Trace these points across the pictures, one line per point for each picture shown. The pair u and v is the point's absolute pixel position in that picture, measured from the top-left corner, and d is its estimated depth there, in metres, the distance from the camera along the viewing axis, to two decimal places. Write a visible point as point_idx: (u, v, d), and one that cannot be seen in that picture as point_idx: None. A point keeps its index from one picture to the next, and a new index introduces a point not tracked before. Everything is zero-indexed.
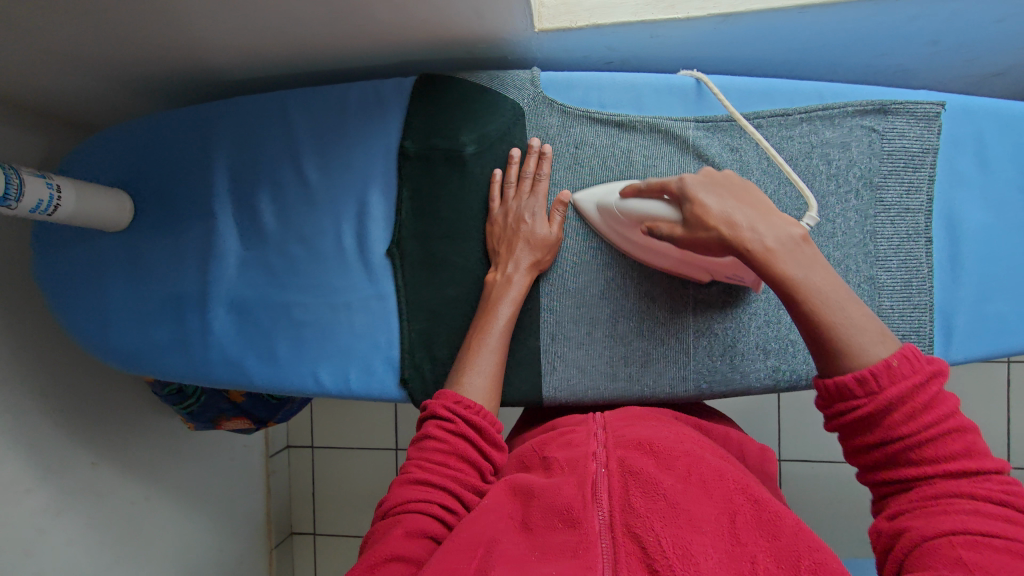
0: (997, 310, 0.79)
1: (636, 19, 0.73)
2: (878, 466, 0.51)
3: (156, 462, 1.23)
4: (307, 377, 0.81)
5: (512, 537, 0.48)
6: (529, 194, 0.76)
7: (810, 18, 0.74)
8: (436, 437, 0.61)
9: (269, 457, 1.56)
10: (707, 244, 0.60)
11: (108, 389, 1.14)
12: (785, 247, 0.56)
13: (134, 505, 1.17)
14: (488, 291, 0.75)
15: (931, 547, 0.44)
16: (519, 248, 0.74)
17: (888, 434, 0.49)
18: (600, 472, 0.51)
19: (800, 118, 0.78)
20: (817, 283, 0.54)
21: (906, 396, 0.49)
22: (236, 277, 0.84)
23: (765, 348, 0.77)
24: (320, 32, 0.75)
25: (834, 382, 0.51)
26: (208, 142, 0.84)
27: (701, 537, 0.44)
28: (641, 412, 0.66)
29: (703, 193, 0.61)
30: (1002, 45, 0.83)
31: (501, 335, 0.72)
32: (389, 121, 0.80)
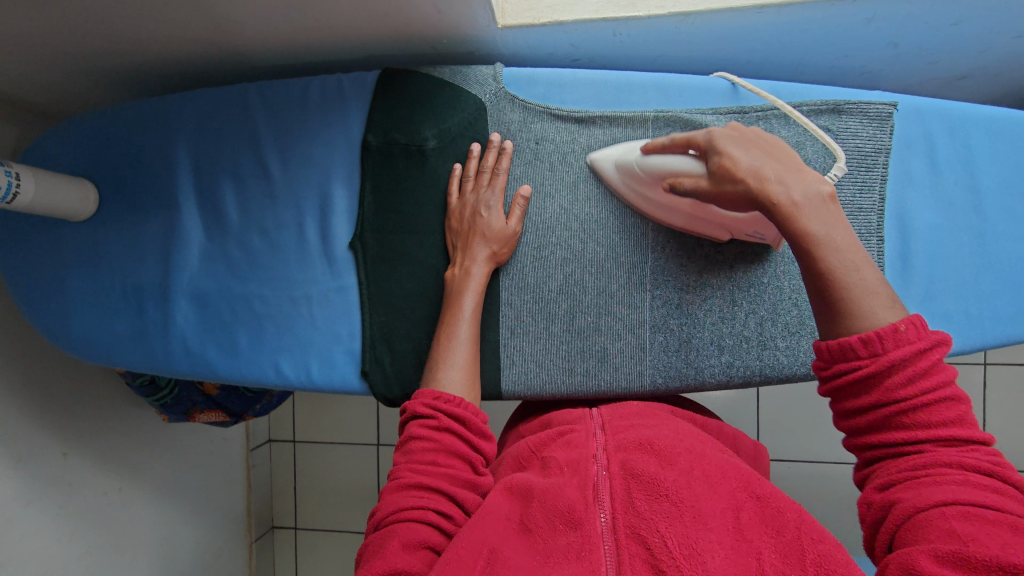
0: (944, 312, 0.71)
1: (597, 17, 0.73)
2: (866, 430, 0.48)
3: (128, 456, 1.21)
4: (268, 369, 0.79)
5: (511, 541, 0.45)
6: (494, 186, 0.73)
7: (769, 18, 0.74)
8: (421, 437, 0.58)
9: (250, 450, 1.54)
10: (734, 198, 0.57)
11: (79, 381, 1.11)
12: (810, 205, 0.53)
13: (107, 496, 1.14)
14: (448, 287, 0.72)
15: (930, 518, 0.41)
16: (475, 244, 0.71)
17: (885, 398, 0.46)
18: (601, 476, 0.48)
19: (756, 116, 0.72)
20: (835, 242, 0.51)
21: (909, 360, 0.46)
22: (198, 267, 0.81)
23: (720, 343, 0.72)
24: (279, 26, 0.73)
25: (839, 341, 0.48)
26: (168, 133, 0.82)
27: (708, 534, 0.41)
28: (644, 407, 0.63)
29: (731, 145, 0.58)
30: (962, 48, 0.82)
31: (470, 327, 0.69)
32: (350, 115, 0.78)
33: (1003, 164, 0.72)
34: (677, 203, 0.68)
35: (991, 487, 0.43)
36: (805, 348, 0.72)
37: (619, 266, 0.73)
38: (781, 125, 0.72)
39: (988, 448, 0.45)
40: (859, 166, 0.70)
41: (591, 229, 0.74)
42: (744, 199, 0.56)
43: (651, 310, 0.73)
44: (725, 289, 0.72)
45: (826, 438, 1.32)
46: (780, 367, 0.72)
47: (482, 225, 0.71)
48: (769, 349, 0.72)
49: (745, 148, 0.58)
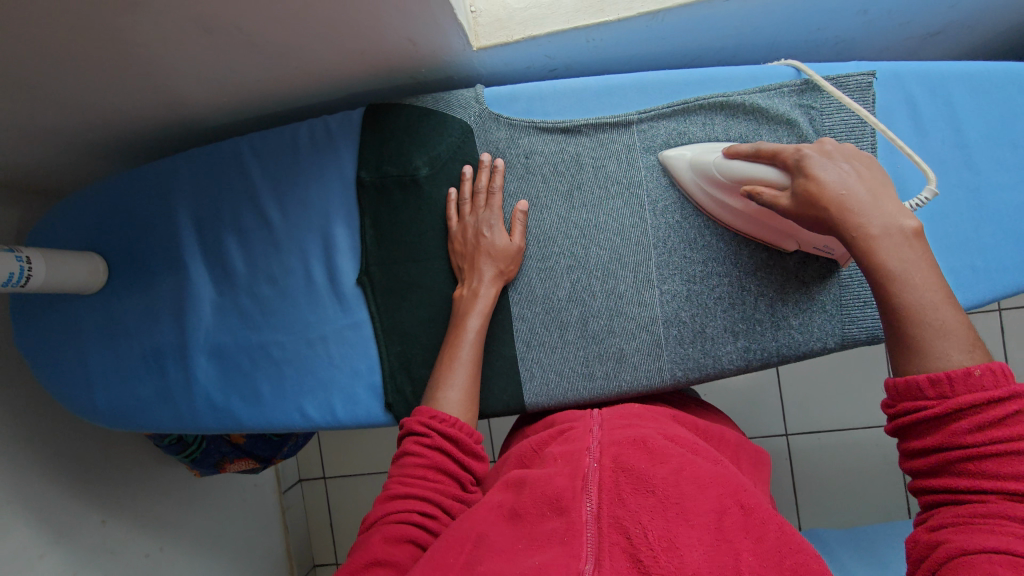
0: (948, 268, 0.72)
1: (569, 27, 0.75)
2: (930, 470, 0.48)
3: (166, 514, 1.22)
4: (293, 413, 0.80)
5: (498, 527, 0.47)
6: (489, 208, 0.74)
7: (737, 6, 0.75)
8: (414, 453, 0.61)
9: (283, 493, 1.55)
10: (815, 222, 0.58)
11: (109, 448, 1.13)
12: (890, 238, 0.53)
13: (149, 557, 1.15)
14: (455, 307, 0.73)
15: (973, 561, 0.41)
16: (482, 263, 0.72)
17: (949, 441, 0.46)
18: (592, 467, 0.48)
19: (742, 101, 0.72)
20: (915, 279, 0.52)
21: (980, 406, 0.46)
22: (212, 322, 0.83)
23: (733, 330, 0.72)
24: (261, 78, 0.75)
25: (907, 379, 0.49)
26: (167, 195, 0.83)
27: (689, 530, 0.41)
28: (645, 410, 0.64)
29: (819, 168, 0.58)
30: (930, 7, 0.83)
31: (474, 349, 0.70)
32: (341, 154, 0.79)
33: (987, 116, 0.73)
34: (749, 212, 0.67)
35: None
36: (820, 323, 0.70)
37: (624, 266, 0.74)
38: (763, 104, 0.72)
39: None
40: (847, 138, 0.71)
41: (591, 234, 0.74)
42: (826, 225, 0.57)
43: (662, 305, 0.73)
44: (732, 275, 0.71)
45: (854, 406, 1.32)
46: (797, 345, 0.71)
47: (484, 243, 0.72)
48: (783, 329, 0.71)
49: (834, 169, 0.58)
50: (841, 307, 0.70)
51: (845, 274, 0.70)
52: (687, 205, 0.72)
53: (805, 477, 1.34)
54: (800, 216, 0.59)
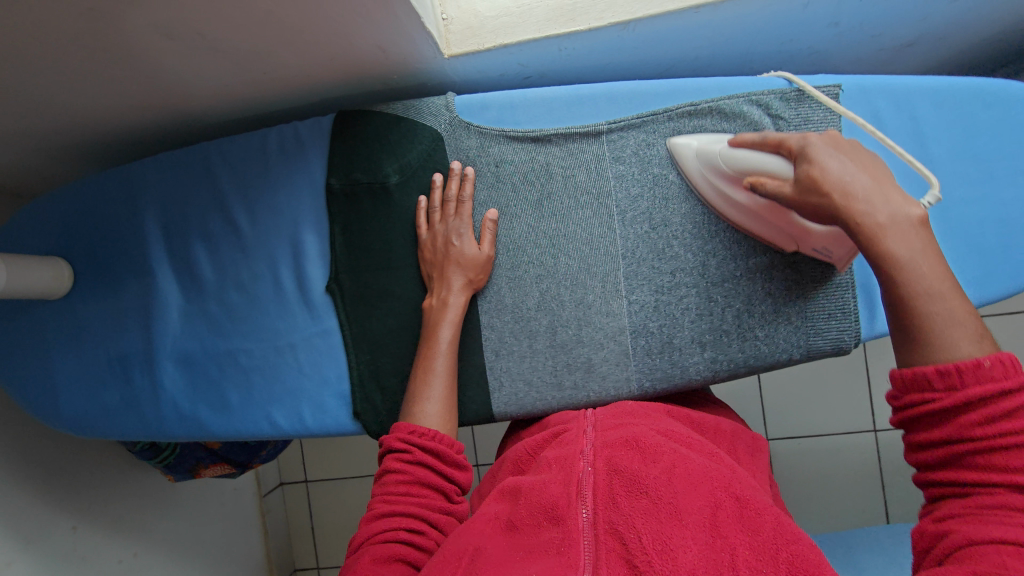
0: None
1: (540, 36, 0.75)
2: (936, 466, 0.47)
3: (141, 519, 1.21)
4: (261, 422, 0.80)
5: (495, 540, 0.46)
6: (459, 219, 0.73)
7: (708, 17, 0.75)
8: (395, 471, 0.61)
9: (263, 497, 1.53)
10: (817, 211, 0.57)
11: (80, 453, 1.11)
12: (896, 226, 0.52)
13: (122, 563, 1.14)
14: (427, 318, 0.73)
15: (980, 551, 0.40)
16: (451, 272, 0.72)
17: (960, 433, 0.45)
18: (586, 472, 0.48)
19: (710, 108, 0.72)
20: (922, 266, 0.51)
21: (991, 399, 0.44)
22: (179, 329, 0.82)
23: (700, 340, 0.72)
24: (230, 83, 0.74)
25: (913, 372, 0.48)
26: (134, 200, 0.82)
27: (683, 530, 0.41)
28: (637, 407, 0.64)
29: (823, 154, 0.57)
30: (900, 19, 0.84)
31: (445, 362, 0.70)
32: (311, 161, 0.79)
33: (951, 131, 0.73)
34: (755, 204, 0.66)
35: None
36: (785, 334, 0.71)
37: (593, 276, 0.73)
38: (733, 114, 0.72)
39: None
40: None
41: (560, 242, 0.74)
42: (828, 213, 0.56)
43: (630, 315, 0.73)
44: (700, 286, 0.71)
45: (834, 411, 1.33)
46: (763, 356, 0.71)
47: (451, 257, 0.72)
48: (749, 340, 0.71)
49: (839, 158, 0.57)
50: (805, 318, 0.70)
51: (810, 287, 0.70)
52: (656, 216, 0.72)
53: (785, 482, 1.34)
54: (803, 202, 0.57)
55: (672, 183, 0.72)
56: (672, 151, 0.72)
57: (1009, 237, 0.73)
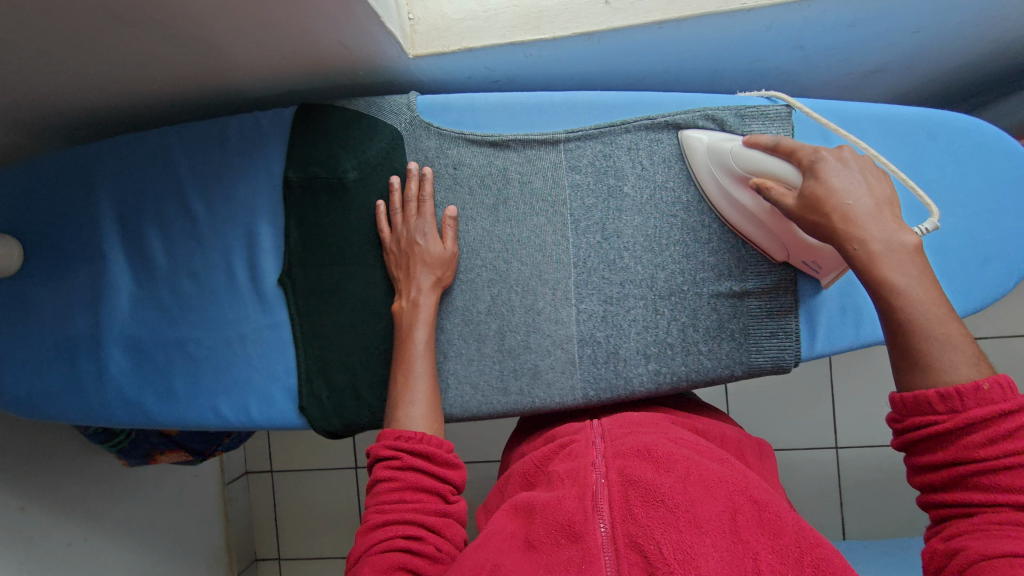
0: (855, 304, 0.73)
1: (505, 42, 0.75)
2: (940, 487, 0.48)
3: (95, 502, 1.20)
4: (206, 412, 0.79)
5: (513, 559, 0.45)
6: (421, 216, 0.73)
7: (671, 32, 0.76)
8: (386, 478, 0.60)
9: (227, 484, 1.52)
10: (814, 226, 0.58)
11: (36, 433, 1.09)
12: (890, 254, 0.53)
13: (71, 546, 1.13)
14: (397, 321, 0.72)
15: (995, 566, 0.41)
16: (418, 273, 0.71)
17: (964, 455, 0.46)
18: (600, 483, 0.48)
19: (666, 122, 0.73)
20: (917, 295, 0.51)
21: (993, 420, 0.46)
22: (128, 315, 0.81)
23: (645, 352, 0.72)
24: (191, 70, 0.74)
25: (914, 395, 0.49)
26: (90, 183, 0.81)
27: (703, 538, 0.41)
28: (646, 415, 0.63)
29: (832, 172, 0.57)
30: (864, 46, 0.85)
31: (423, 362, 0.69)
32: (270, 152, 0.78)
33: (895, 157, 0.73)
34: (758, 208, 0.67)
35: None
36: (727, 351, 0.72)
37: (544, 283, 0.74)
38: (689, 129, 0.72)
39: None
40: None
41: (513, 248, 0.74)
42: (825, 231, 0.57)
43: (578, 324, 0.73)
44: (648, 299, 0.72)
45: (793, 426, 1.34)
46: (705, 370, 0.72)
47: (418, 255, 0.71)
48: (693, 354, 0.72)
49: (848, 176, 0.57)
50: (747, 335, 0.72)
51: (753, 306, 0.71)
52: (608, 227, 0.73)
53: None
54: (801, 216, 0.59)
55: (625, 195, 0.73)
56: (682, 142, 0.72)
57: (949, 268, 0.72)
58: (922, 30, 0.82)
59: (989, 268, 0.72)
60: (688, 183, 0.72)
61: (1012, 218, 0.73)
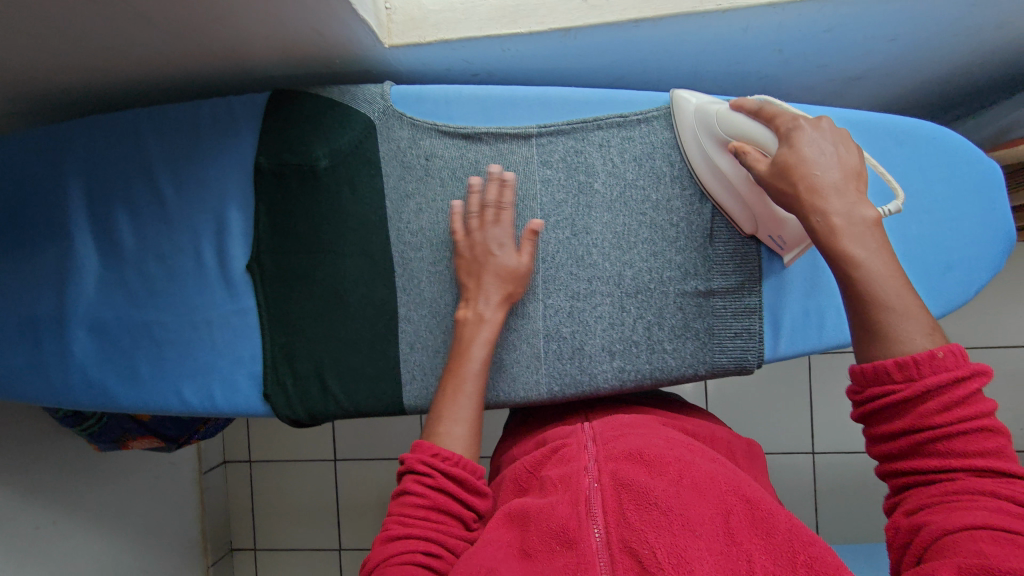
0: (817, 308, 0.74)
1: (481, 34, 0.74)
2: (897, 455, 0.48)
3: (66, 486, 1.17)
4: (171, 396, 0.79)
5: (509, 564, 0.46)
6: (505, 225, 0.70)
7: (648, 31, 0.76)
8: (414, 494, 0.57)
9: (202, 474, 1.48)
10: (779, 195, 0.57)
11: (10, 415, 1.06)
12: (853, 226, 0.52)
13: (38, 530, 1.10)
14: (458, 330, 0.69)
15: (958, 540, 0.41)
16: (488, 282, 0.69)
17: (920, 421, 0.46)
18: (593, 488, 0.49)
19: (637, 119, 0.74)
20: (877, 268, 0.50)
21: (946, 387, 0.46)
22: (94, 296, 0.80)
23: (611, 349, 0.73)
24: (163, 52, 0.73)
25: (874, 364, 0.49)
26: (59, 163, 0.80)
27: (697, 541, 0.43)
28: (633, 418, 0.64)
29: (805, 141, 0.56)
30: (843, 52, 0.85)
31: (475, 378, 0.66)
32: (242, 137, 0.78)
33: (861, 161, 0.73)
34: (735, 173, 0.67)
35: None
36: (691, 350, 0.72)
37: None
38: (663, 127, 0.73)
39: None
40: None
41: None
42: (790, 201, 0.55)
43: (545, 319, 0.73)
44: (615, 296, 0.73)
45: (774, 432, 1.32)
46: (668, 369, 0.72)
47: (490, 265, 0.69)
48: (657, 352, 0.72)
49: (821, 147, 0.55)
50: (711, 335, 0.72)
51: (718, 306, 0.72)
52: (578, 223, 0.73)
53: None
54: (770, 183, 0.58)
55: (596, 192, 0.73)
56: (674, 102, 0.72)
57: (913, 272, 0.73)
58: (899, 38, 0.82)
59: (951, 275, 0.73)
60: (658, 181, 0.73)
61: (975, 225, 0.74)
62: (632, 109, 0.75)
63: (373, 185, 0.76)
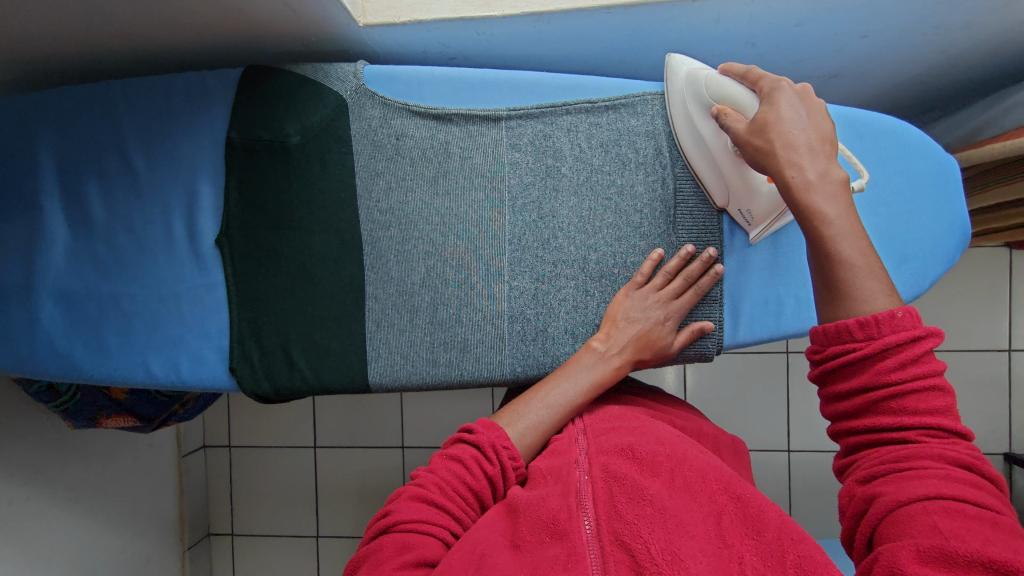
0: (776, 296, 0.76)
1: (455, 16, 0.75)
2: (851, 414, 0.48)
3: (42, 462, 1.16)
4: (137, 368, 0.79)
5: (503, 554, 0.49)
6: (685, 303, 0.71)
7: (619, 19, 0.76)
8: (467, 470, 0.57)
9: (183, 456, 1.49)
10: (755, 152, 0.58)
11: None
12: (823, 184, 0.52)
13: (12, 506, 1.09)
14: (581, 352, 0.69)
15: (912, 513, 0.41)
16: (634, 332, 0.69)
17: (876, 379, 0.46)
18: (584, 480, 0.53)
19: (604, 106, 0.75)
20: (843, 224, 0.51)
21: (902, 345, 0.46)
22: (63, 266, 0.80)
23: (574, 331, 0.74)
24: (138, 24, 0.73)
25: (835, 324, 0.48)
26: (31, 131, 0.80)
27: (690, 541, 0.46)
28: (623, 409, 0.66)
29: (786, 100, 0.57)
30: (815, 47, 0.86)
31: (569, 405, 0.65)
32: (215, 112, 0.78)
33: None
34: (716, 140, 0.69)
35: (972, 482, 0.42)
36: None
37: (478, 258, 0.75)
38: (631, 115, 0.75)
39: (967, 442, 0.45)
40: None
41: (450, 221, 0.76)
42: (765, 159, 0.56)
43: (510, 300, 0.75)
44: (579, 279, 0.74)
45: (749, 427, 1.33)
46: None
47: (636, 321, 0.69)
48: None
49: (800, 108, 0.56)
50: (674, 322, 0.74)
51: None
52: (544, 206, 0.75)
53: None
54: (746, 140, 0.59)
55: (563, 176, 0.75)
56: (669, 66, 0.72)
57: None
58: (869, 36, 0.84)
59: (906, 267, 0.75)
60: (623, 167, 0.75)
61: (930, 218, 0.75)
62: (600, 95, 0.76)
63: (343, 163, 0.76)
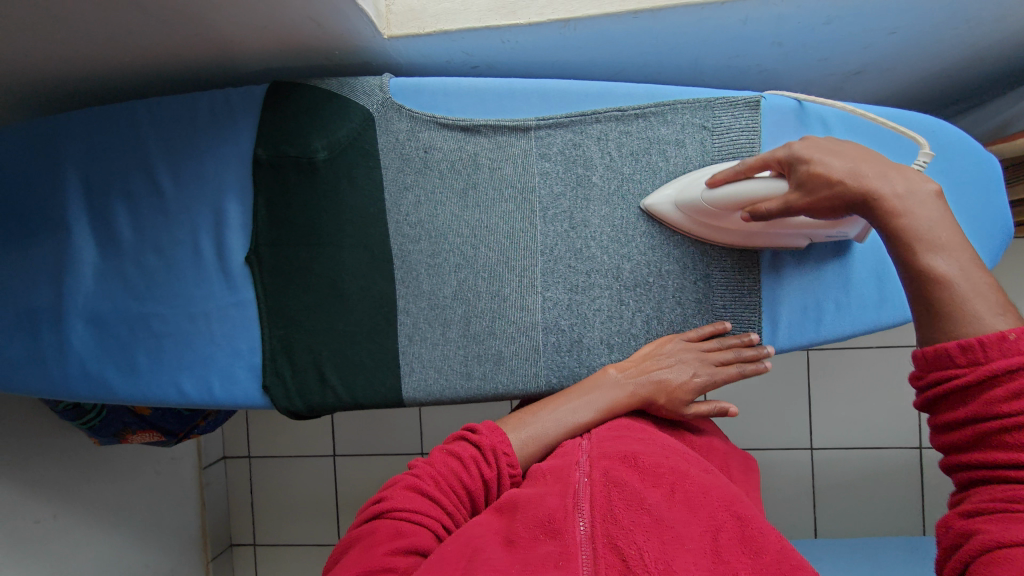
0: (818, 302, 0.75)
1: (480, 25, 0.74)
2: (962, 446, 0.45)
3: (67, 480, 1.17)
4: (169, 388, 0.79)
5: (496, 549, 0.46)
6: (722, 375, 0.69)
7: (646, 23, 0.75)
8: (462, 467, 0.57)
9: (203, 469, 1.48)
10: (832, 203, 0.57)
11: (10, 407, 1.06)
12: (912, 197, 0.52)
13: (39, 524, 1.09)
14: (597, 376, 0.69)
15: (1011, 555, 0.38)
16: (660, 372, 0.67)
17: (986, 409, 0.43)
18: (583, 482, 0.52)
19: (635, 113, 0.74)
20: (942, 241, 0.49)
21: (1017, 372, 0.42)
22: (92, 288, 0.80)
23: (609, 342, 0.74)
24: (160, 43, 0.73)
25: (937, 347, 0.46)
26: (57, 154, 0.80)
27: (685, 554, 0.45)
28: (631, 421, 0.64)
29: (813, 150, 0.59)
30: (842, 45, 0.85)
31: (577, 421, 0.64)
32: (240, 129, 0.78)
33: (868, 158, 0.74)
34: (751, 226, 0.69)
35: None
36: None
37: (511, 270, 0.75)
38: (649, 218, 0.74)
39: None
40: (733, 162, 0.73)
41: (481, 233, 0.75)
42: (845, 198, 0.56)
43: (544, 312, 0.74)
44: (613, 289, 0.74)
45: (777, 428, 1.31)
46: None
47: (665, 366, 0.67)
48: None
49: (833, 150, 0.59)
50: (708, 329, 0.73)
51: (719, 304, 0.73)
52: (575, 216, 0.74)
53: None
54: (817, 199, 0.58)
55: (594, 185, 0.75)
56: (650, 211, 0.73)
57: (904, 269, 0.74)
58: (898, 31, 0.82)
59: None
60: (654, 175, 0.74)
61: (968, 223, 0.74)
62: (630, 102, 0.75)
63: (371, 177, 0.76)
